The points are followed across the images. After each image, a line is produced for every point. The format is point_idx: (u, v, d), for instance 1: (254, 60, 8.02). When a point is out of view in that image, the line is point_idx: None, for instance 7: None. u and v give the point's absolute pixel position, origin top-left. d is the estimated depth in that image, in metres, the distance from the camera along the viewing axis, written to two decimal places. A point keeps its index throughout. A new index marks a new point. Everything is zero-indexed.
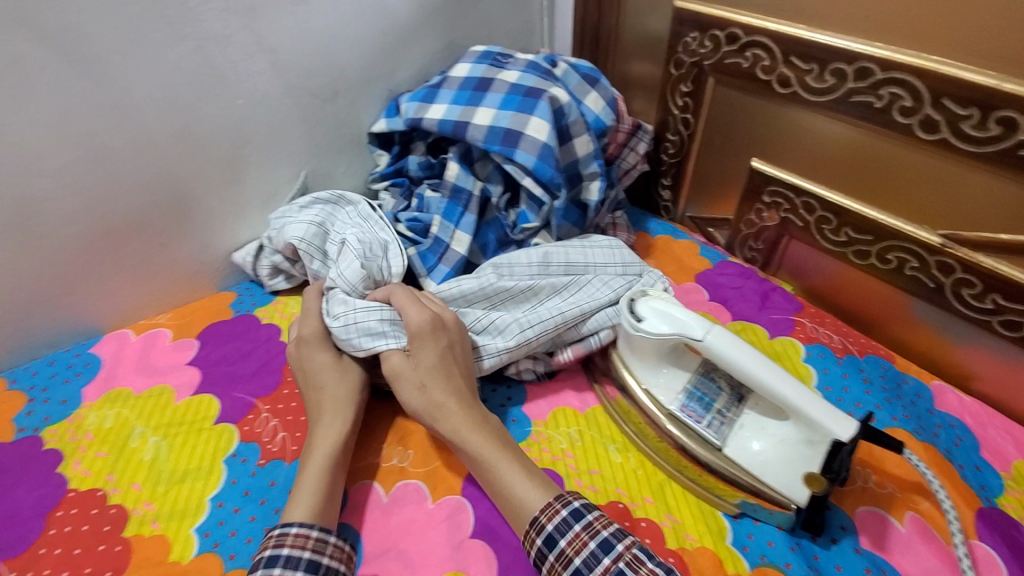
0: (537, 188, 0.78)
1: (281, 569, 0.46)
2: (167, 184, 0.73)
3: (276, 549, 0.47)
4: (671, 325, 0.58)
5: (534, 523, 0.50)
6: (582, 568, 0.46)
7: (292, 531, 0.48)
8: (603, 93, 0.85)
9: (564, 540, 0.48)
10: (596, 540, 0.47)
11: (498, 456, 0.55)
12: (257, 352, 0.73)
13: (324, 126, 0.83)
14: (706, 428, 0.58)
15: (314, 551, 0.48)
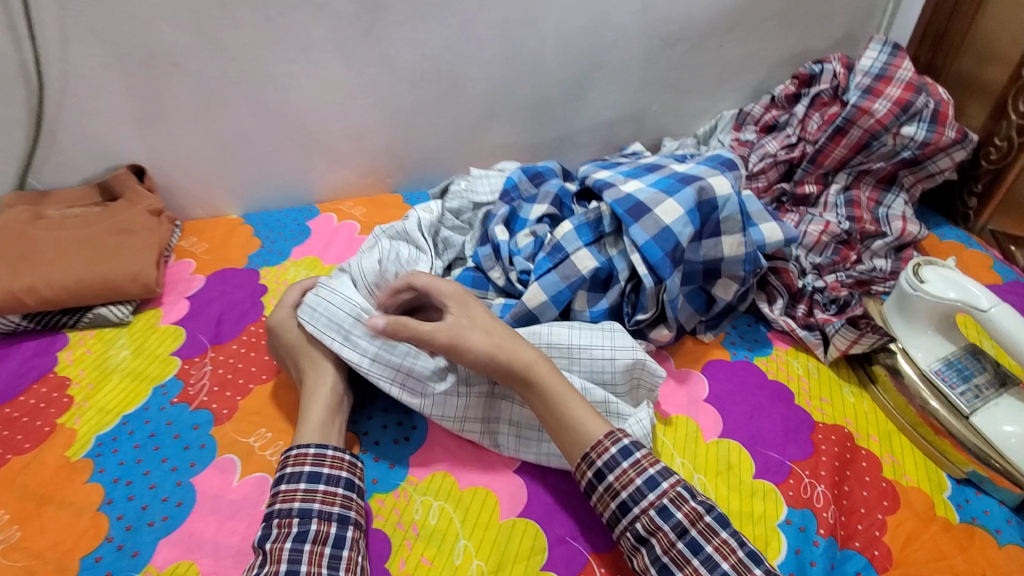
0: (642, 267, 0.69)
1: (297, 487, 0.54)
2: (536, 87, 0.97)
3: (270, 506, 0.53)
4: (958, 292, 0.62)
5: (586, 456, 0.55)
6: (629, 501, 0.53)
7: (282, 488, 0.54)
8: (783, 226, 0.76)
9: (613, 475, 0.55)
10: (643, 477, 0.54)
11: (565, 393, 0.58)
12: None
13: (658, 67, 0.99)
14: (958, 395, 0.63)
15: (305, 498, 0.53)
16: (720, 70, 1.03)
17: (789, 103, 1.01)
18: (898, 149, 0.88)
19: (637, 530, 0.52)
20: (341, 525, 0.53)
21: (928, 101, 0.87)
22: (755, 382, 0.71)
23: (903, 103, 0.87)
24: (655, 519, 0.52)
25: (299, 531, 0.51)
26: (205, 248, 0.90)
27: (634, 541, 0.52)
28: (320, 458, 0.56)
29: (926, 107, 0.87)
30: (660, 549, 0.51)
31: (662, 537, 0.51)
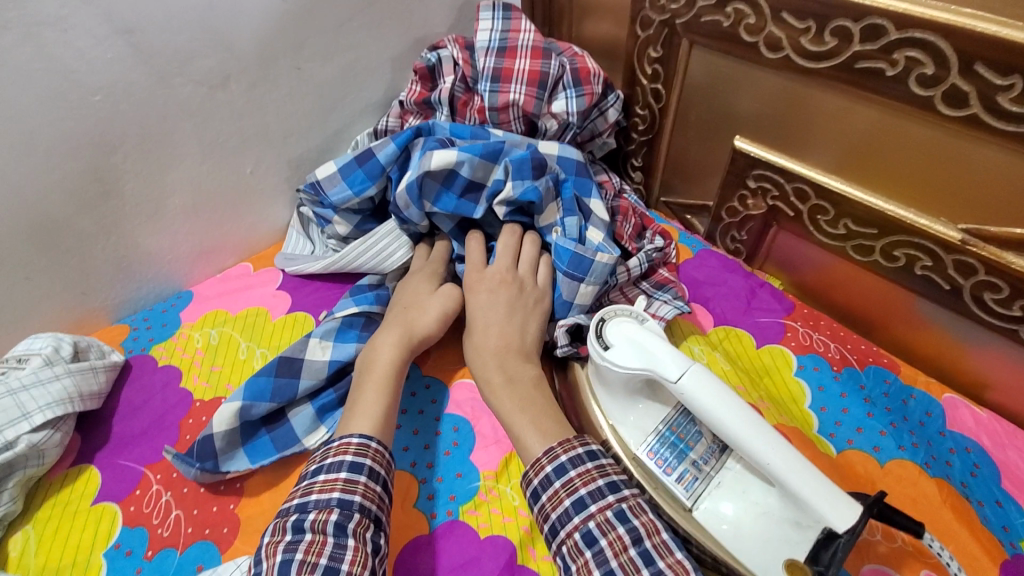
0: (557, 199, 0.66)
1: (337, 475, 0.46)
2: (19, 205, 0.59)
3: (305, 498, 0.46)
4: (643, 359, 0.47)
5: (549, 451, 0.49)
6: (586, 498, 0.45)
7: (320, 478, 0.47)
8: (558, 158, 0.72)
9: (574, 472, 0.47)
10: (606, 478, 0.46)
11: (516, 406, 0.54)
12: (153, 402, 0.61)
13: (221, 120, 0.68)
14: (677, 483, 0.48)
15: (345, 489, 0.46)
16: (320, 93, 0.74)
17: (425, 111, 0.76)
18: (564, 128, 0.72)
19: (589, 533, 0.44)
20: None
21: (561, 65, 0.71)
22: (463, 557, 0.51)
23: (538, 78, 0.70)
24: (612, 521, 0.44)
25: (339, 525, 0.43)
26: None
27: (581, 544, 0.44)
28: (364, 450, 0.49)
29: (563, 72, 0.71)
30: (609, 554, 0.43)
31: (649, 522, 0.44)
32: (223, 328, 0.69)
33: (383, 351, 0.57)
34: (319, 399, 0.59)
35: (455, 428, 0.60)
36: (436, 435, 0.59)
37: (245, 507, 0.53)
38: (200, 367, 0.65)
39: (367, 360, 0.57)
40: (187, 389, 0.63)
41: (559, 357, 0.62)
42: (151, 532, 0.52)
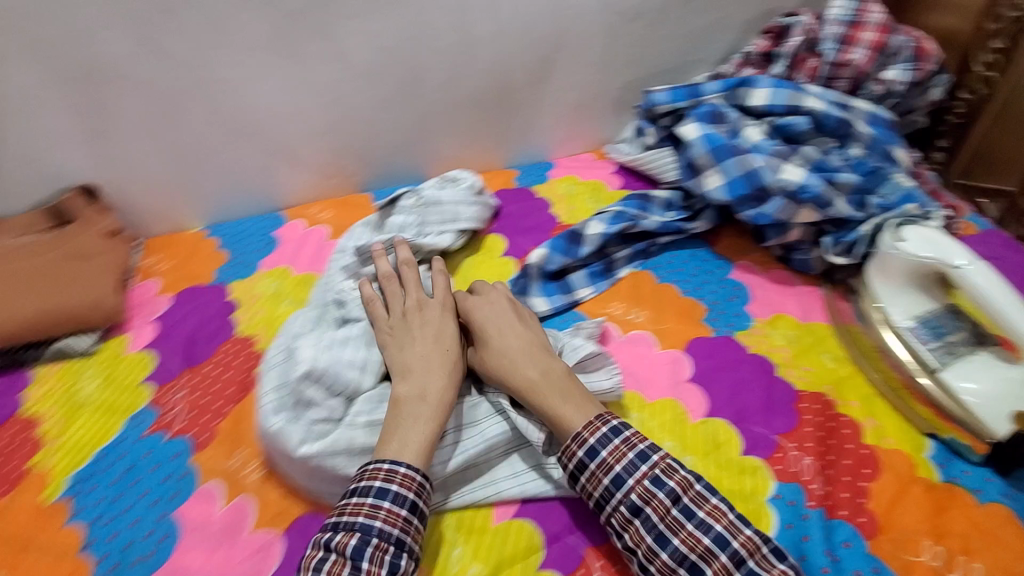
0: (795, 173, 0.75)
1: (364, 501, 0.51)
2: (498, 70, 0.94)
3: (337, 518, 0.51)
4: (933, 250, 0.62)
5: (577, 436, 0.55)
6: (622, 474, 0.53)
7: (352, 500, 0.51)
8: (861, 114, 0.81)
9: (605, 452, 0.54)
10: (634, 451, 0.54)
11: (557, 398, 0.57)
12: (534, 215, 0.93)
13: (623, 43, 0.96)
14: (928, 350, 0.64)
15: (370, 513, 0.50)
16: (688, 39, 0.98)
17: (763, 62, 0.94)
18: (885, 94, 0.86)
19: (633, 501, 0.52)
20: (396, 551, 0.49)
21: (903, 41, 0.85)
22: (736, 357, 0.71)
23: (880, 47, 0.85)
24: (651, 488, 0.52)
25: (359, 549, 0.48)
26: (170, 266, 0.87)
27: (630, 512, 0.52)
28: (391, 476, 0.52)
29: (903, 47, 0.85)
30: (655, 518, 0.51)
31: (680, 480, 0.52)
32: (577, 187, 0.99)
33: (405, 387, 0.59)
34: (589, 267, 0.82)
35: (736, 287, 0.79)
36: (722, 287, 0.80)
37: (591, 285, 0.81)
38: (562, 205, 0.95)
39: (418, 397, 0.58)
40: (554, 216, 0.93)
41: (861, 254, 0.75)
42: None
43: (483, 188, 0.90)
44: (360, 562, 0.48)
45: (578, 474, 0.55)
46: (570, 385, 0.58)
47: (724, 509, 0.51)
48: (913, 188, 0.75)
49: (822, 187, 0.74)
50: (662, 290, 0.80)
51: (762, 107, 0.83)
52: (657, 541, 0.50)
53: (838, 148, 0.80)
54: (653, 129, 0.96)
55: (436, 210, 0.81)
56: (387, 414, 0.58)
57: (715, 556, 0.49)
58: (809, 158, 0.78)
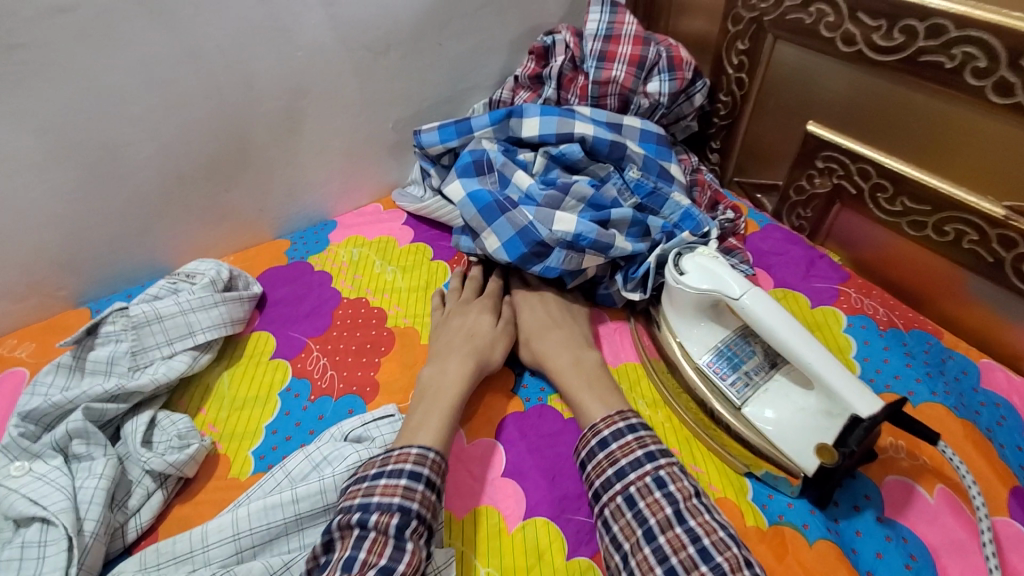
0: (567, 221, 0.68)
1: (397, 484, 0.49)
2: (232, 130, 0.77)
3: (367, 499, 0.48)
4: (712, 281, 0.59)
5: (593, 427, 0.56)
6: (650, 454, 0.53)
7: (382, 479, 0.49)
8: (631, 134, 0.78)
9: (636, 435, 0.54)
10: (644, 449, 0.53)
11: (585, 386, 0.61)
12: (311, 295, 0.79)
13: (380, 80, 0.85)
14: (729, 386, 0.60)
15: (405, 497, 0.48)
16: (451, 67, 0.90)
17: (534, 84, 0.89)
18: (654, 106, 0.84)
19: (660, 475, 0.51)
20: (422, 542, 0.47)
21: (658, 52, 0.83)
22: (549, 428, 0.63)
23: (638, 61, 0.83)
24: (677, 472, 0.52)
25: (400, 529, 0.46)
26: None
27: (651, 485, 0.50)
28: (409, 457, 0.51)
29: (659, 58, 0.83)
30: (678, 496, 0.50)
31: (683, 487, 0.50)
32: (361, 249, 0.86)
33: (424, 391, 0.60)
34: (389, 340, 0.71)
35: None
36: None
37: (382, 374, 0.69)
38: (346, 275, 0.82)
39: (438, 376, 0.62)
40: (336, 290, 0.80)
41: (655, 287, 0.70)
42: (313, 384, 0.68)
43: (232, 276, 0.75)
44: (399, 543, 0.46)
45: (585, 461, 0.55)
46: (592, 372, 0.63)
47: (717, 522, 0.48)
48: (691, 206, 0.71)
49: (597, 230, 0.67)
50: None
51: (535, 139, 0.76)
52: (675, 515, 0.48)
53: (616, 174, 0.74)
54: (435, 170, 0.87)
55: (154, 328, 0.65)
56: (404, 419, 0.57)
57: (713, 556, 0.45)
58: (583, 196, 0.71)
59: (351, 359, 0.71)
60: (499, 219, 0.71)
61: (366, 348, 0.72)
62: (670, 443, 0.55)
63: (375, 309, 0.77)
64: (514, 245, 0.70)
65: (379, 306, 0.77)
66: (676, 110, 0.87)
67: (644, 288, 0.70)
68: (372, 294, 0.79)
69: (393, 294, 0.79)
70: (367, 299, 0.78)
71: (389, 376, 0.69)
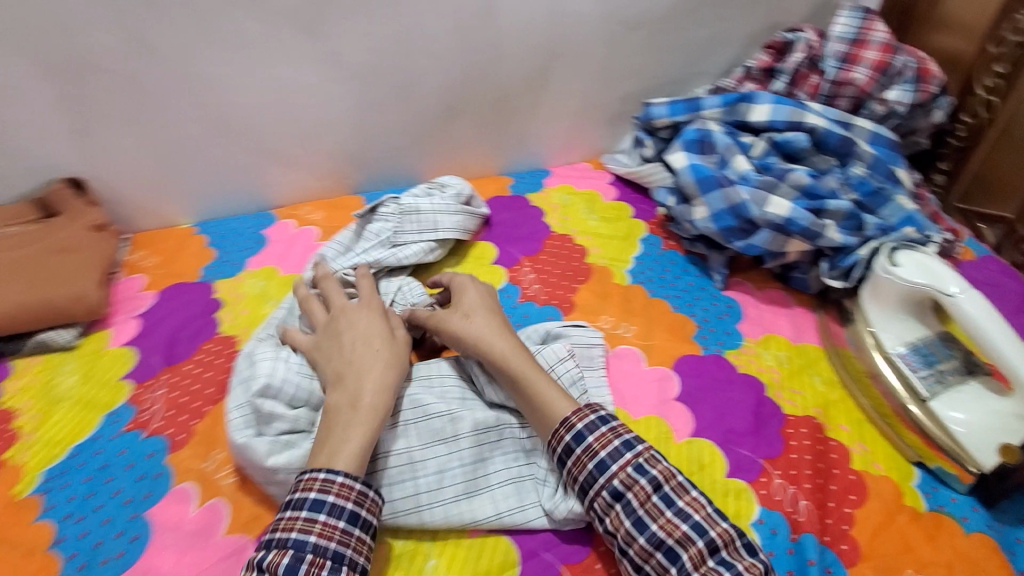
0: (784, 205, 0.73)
1: (298, 514, 0.50)
2: (493, 77, 0.92)
3: (270, 536, 0.49)
4: (927, 276, 0.63)
5: (566, 421, 0.55)
6: (607, 459, 0.53)
7: (318, 519, 0.49)
8: (860, 135, 0.81)
9: (592, 438, 0.54)
10: (593, 461, 0.53)
11: (550, 401, 0.57)
12: (526, 224, 0.92)
13: (624, 53, 0.95)
14: (918, 378, 0.64)
15: (342, 541, 0.49)
16: (686, 51, 0.97)
17: (765, 77, 0.93)
18: (888, 115, 0.86)
19: (614, 488, 0.52)
20: (334, 567, 0.48)
21: (906, 62, 0.85)
22: (725, 376, 0.70)
23: (883, 67, 0.85)
24: (631, 476, 0.52)
25: (292, 568, 0.47)
26: (156, 262, 0.86)
27: (609, 499, 0.52)
28: (326, 486, 0.51)
29: (906, 68, 0.85)
30: (636, 504, 0.51)
31: (639, 491, 0.51)
32: (571, 196, 0.97)
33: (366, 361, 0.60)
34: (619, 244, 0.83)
35: (728, 305, 0.79)
36: (714, 304, 0.79)
37: (579, 297, 0.80)
38: (556, 213, 0.94)
39: (348, 403, 0.56)
40: (547, 225, 0.92)
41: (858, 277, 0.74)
42: (522, 291, 0.82)
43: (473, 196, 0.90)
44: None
45: (557, 466, 0.56)
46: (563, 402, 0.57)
47: (682, 519, 0.50)
48: (914, 211, 0.74)
49: (811, 218, 0.72)
50: (655, 305, 0.79)
51: (763, 124, 0.82)
52: (635, 526, 0.50)
53: (839, 167, 0.79)
54: (651, 142, 0.94)
55: (414, 218, 0.83)
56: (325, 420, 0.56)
57: (679, 554, 0.49)
58: (800, 184, 0.75)
59: (554, 280, 0.83)
60: (716, 192, 0.77)
61: (568, 274, 0.84)
62: (620, 439, 0.54)
63: (578, 245, 0.88)
64: (725, 218, 0.76)
65: (582, 244, 0.88)
66: (908, 124, 0.87)
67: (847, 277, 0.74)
68: (577, 234, 0.90)
69: (596, 238, 0.89)
70: (573, 236, 0.89)
71: (585, 300, 0.80)
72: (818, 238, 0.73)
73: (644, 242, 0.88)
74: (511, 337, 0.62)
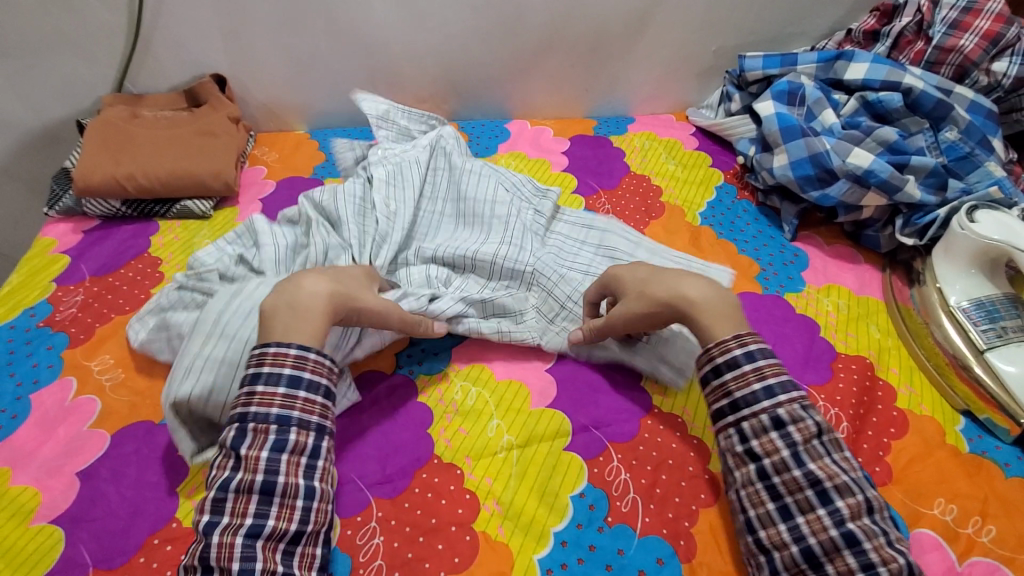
0: (868, 160, 0.75)
1: (276, 390, 0.53)
2: (597, 18, 0.96)
3: (245, 409, 0.52)
4: (1003, 234, 0.65)
5: (738, 335, 0.56)
6: (774, 387, 0.54)
7: (259, 388, 0.52)
8: (960, 101, 0.80)
9: (763, 360, 0.55)
10: (762, 384, 0.54)
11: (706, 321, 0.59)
12: (607, 162, 0.97)
13: (726, 5, 0.96)
14: (978, 331, 0.66)
15: (284, 404, 0.52)
16: (789, 9, 0.98)
17: (866, 41, 0.93)
18: (988, 87, 0.84)
19: (776, 417, 0.53)
20: (280, 428, 0.51)
21: (1020, 33, 0.82)
22: (783, 313, 0.74)
23: (993, 36, 0.82)
24: (800, 414, 0.53)
25: (239, 435, 0.51)
26: (275, 157, 0.98)
27: (767, 424, 0.53)
28: (303, 363, 0.54)
29: (1018, 39, 0.82)
30: (795, 439, 0.53)
31: (803, 429, 0.53)
32: (653, 142, 1.01)
33: (344, 284, 0.61)
34: (797, 168, 0.79)
35: (794, 254, 0.82)
36: (781, 252, 0.82)
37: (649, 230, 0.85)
38: (637, 156, 0.99)
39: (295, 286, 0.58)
40: (626, 165, 0.97)
41: (931, 239, 0.75)
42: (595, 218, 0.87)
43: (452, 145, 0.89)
44: (239, 450, 0.51)
45: (710, 375, 0.57)
46: (725, 320, 0.59)
47: (840, 468, 0.52)
48: (1004, 177, 0.75)
49: (891, 172, 0.74)
50: (721, 245, 0.83)
51: (857, 82, 0.83)
52: (792, 459, 0.52)
53: (930, 131, 0.79)
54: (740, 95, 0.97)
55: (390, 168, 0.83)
56: (273, 315, 0.57)
57: (834, 500, 0.50)
58: (886, 140, 0.77)
59: (630, 216, 0.88)
60: (801, 142, 0.79)
61: (642, 210, 0.89)
62: (791, 379, 0.56)
63: (654, 186, 0.93)
64: (804, 166, 0.79)
65: (659, 186, 0.93)
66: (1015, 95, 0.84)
67: (919, 236, 0.76)
68: (654, 176, 0.94)
69: (673, 182, 0.93)
70: (650, 178, 0.94)
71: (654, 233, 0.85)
72: (897, 196, 0.74)
73: (719, 190, 0.92)
74: (698, 286, 0.61)
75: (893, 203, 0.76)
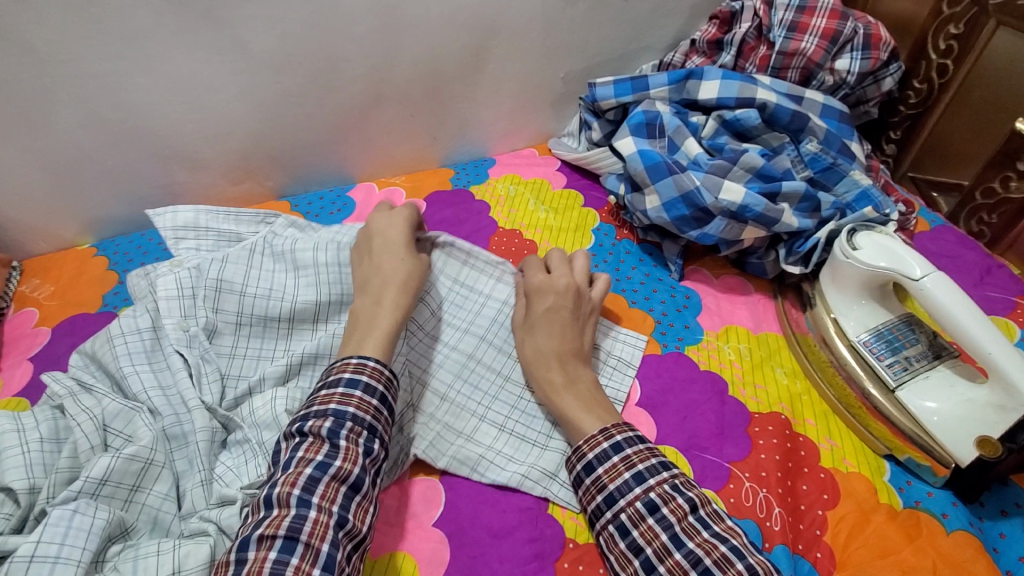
0: (740, 194, 0.69)
1: (333, 391, 0.52)
2: (427, 60, 0.84)
3: (306, 411, 0.51)
4: (889, 260, 0.60)
5: (603, 428, 0.54)
6: (644, 472, 0.50)
7: (321, 392, 0.52)
8: (813, 108, 0.76)
9: (630, 450, 0.52)
10: (631, 471, 0.51)
11: (578, 404, 0.57)
12: (471, 221, 0.85)
13: (564, 28, 0.87)
14: (885, 367, 0.61)
15: (343, 401, 0.51)
16: (630, 24, 0.91)
17: (712, 50, 0.88)
18: (836, 86, 0.81)
19: (649, 500, 0.49)
20: (333, 441, 0.49)
21: (856, 28, 0.79)
22: (688, 374, 0.66)
23: (831, 35, 0.79)
24: (669, 492, 0.49)
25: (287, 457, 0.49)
26: (52, 292, 0.76)
27: (643, 510, 0.49)
28: (361, 367, 0.53)
29: (855, 34, 0.79)
30: (672, 520, 0.47)
31: (676, 508, 0.48)
32: (518, 186, 0.91)
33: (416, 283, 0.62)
34: (671, 211, 0.72)
35: (685, 297, 0.74)
36: (671, 298, 0.74)
37: None
38: (502, 207, 0.88)
39: (373, 305, 0.59)
40: (492, 220, 0.85)
41: (816, 264, 0.71)
42: None
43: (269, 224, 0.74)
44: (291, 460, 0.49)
45: (583, 474, 0.53)
46: (594, 399, 0.57)
47: (718, 540, 0.45)
48: (869, 186, 0.72)
49: (766, 203, 0.68)
50: (608, 302, 0.74)
51: (712, 102, 0.77)
52: (671, 541, 0.47)
53: (792, 145, 0.74)
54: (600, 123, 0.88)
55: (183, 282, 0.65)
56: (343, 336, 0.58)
57: None
58: (753, 166, 0.71)
59: None
60: (669, 181, 0.72)
61: None
62: (658, 457, 0.51)
63: (526, 241, 0.82)
64: (678, 208, 0.71)
65: (531, 240, 0.82)
66: (860, 90, 0.83)
67: (804, 263, 0.71)
68: (525, 228, 0.84)
69: (546, 233, 0.83)
70: (521, 231, 0.84)
71: None
72: (775, 227, 0.69)
73: (596, 233, 0.83)
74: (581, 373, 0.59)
75: (773, 232, 0.71)
